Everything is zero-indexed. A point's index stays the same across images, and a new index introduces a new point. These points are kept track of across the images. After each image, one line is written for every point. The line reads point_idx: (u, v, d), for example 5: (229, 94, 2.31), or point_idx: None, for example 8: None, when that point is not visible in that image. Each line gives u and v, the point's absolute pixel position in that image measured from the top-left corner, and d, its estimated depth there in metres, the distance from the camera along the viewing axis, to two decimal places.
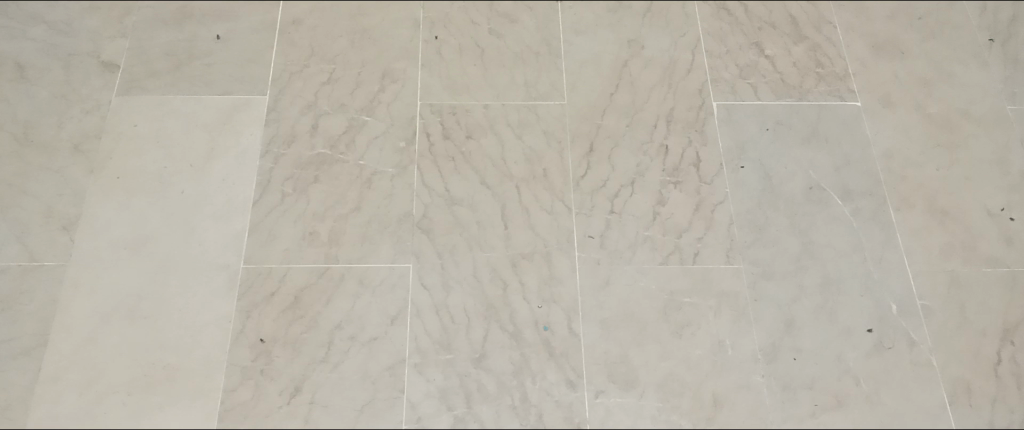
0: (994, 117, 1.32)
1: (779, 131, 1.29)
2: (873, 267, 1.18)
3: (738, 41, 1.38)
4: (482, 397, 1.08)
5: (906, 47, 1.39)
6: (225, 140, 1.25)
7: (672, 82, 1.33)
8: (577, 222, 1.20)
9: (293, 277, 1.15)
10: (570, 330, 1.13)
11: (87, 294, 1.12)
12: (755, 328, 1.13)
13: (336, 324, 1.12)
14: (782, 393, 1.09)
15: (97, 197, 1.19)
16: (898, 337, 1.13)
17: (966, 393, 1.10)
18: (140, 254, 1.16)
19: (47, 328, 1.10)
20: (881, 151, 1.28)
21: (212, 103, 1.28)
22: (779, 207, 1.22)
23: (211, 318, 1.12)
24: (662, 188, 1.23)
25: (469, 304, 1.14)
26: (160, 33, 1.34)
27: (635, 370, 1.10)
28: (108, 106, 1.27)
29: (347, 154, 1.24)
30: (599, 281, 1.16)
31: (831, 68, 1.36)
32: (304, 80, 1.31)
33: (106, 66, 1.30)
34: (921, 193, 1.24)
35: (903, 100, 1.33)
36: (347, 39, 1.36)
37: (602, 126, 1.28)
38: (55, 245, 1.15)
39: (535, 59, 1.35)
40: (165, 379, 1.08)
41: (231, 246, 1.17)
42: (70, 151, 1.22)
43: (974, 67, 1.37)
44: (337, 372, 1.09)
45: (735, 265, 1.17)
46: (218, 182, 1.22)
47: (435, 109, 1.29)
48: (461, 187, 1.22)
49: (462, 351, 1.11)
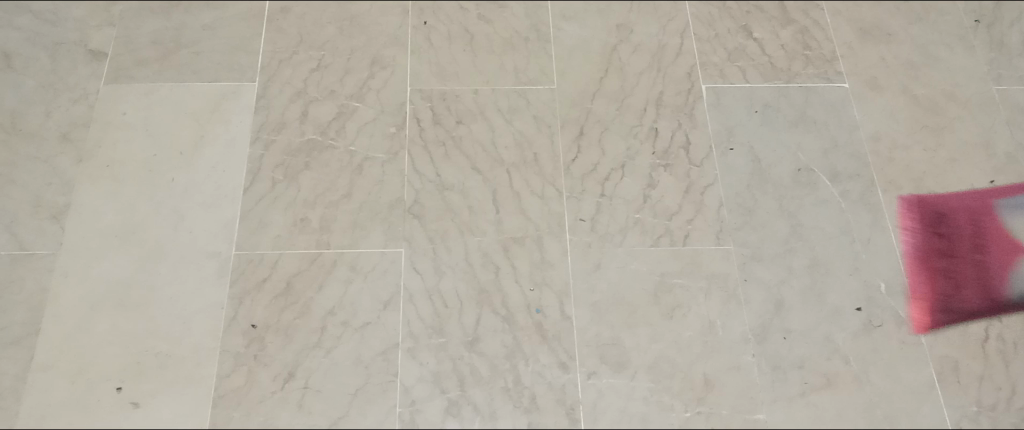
0: (980, 99, 1.33)
1: (768, 115, 1.30)
2: (861, 248, 1.19)
3: (726, 25, 1.39)
4: (474, 380, 1.09)
5: (892, 30, 1.40)
6: (214, 129, 1.25)
7: (661, 66, 1.34)
8: (568, 206, 1.21)
9: (285, 264, 1.15)
10: (561, 314, 1.13)
11: (77, 283, 1.12)
12: (745, 310, 1.14)
13: (328, 309, 1.12)
14: (772, 373, 1.10)
15: (86, 186, 1.19)
16: (886, 317, 1.14)
17: (954, 371, 1.11)
18: (130, 241, 1.16)
19: (37, 317, 1.10)
20: (868, 134, 1.29)
21: (201, 91, 1.28)
22: (768, 189, 1.23)
23: (202, 305, 1.12)
24: (652, 172, 1.24)
25: (461, 289, 1.14)
26: (147, 21, 1.34)
27: (626, 352, 1.11)
28: (95, 95, 1.26)
29: (338, 141, 1.25)
30: (590, 264, 1.17)
31: (818, 52, 1.37)
32: (293, 67, 1.31)
33: (93, 54, 1.30)
34: (908, 175, 1.25)
35: (890, 83, 1.34)
36: (336, 27, 1.35)
37: (592, 111, 1.29)
38: (45, 234, 1.15)
39: (524, 45, 1.35)
40: (157, 366, 1.08)
41: (222, 234, 1.17)
42: (58, 140, 1.22)
43: (959, 50, 1.38)
44: (330, 358, 1.09)
45: (725, 248, 1.18)
46: (209, 170, 1.22)
47: (424, 95, 1.29)
48: (452, 173, 1.22)
49: (454, 335, 1.11)
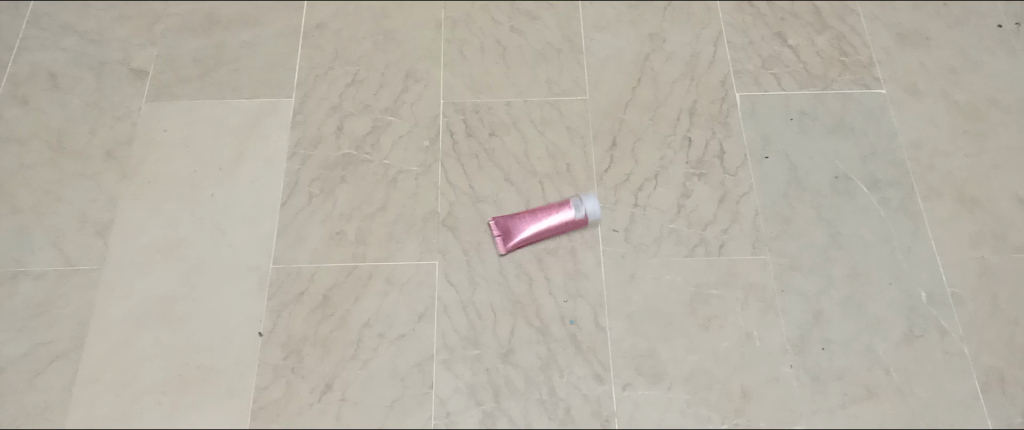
0: (1022, 103, 1.30)
1: (804, 123, 1.28)
2: (901, 257, 1.17)
3: (761, 32, 1.38)
4: (510, 393, 1.09)
5: (931, 34, 1.38)
6: (253, 144, 1.27)
7: (695, 74, 1.33)
8: (602, 217, 1.20)
9: (322, 276, 1.16)
10: (596, 325, 1.13)
11: (121, 298, 1.15)
12: (783, 320, 1.13)
13: (365, 322, 1.13)
14: (811, 384, 1.09)
15: (130, 203, 1.22)
16: (929, 327, 1.12)
17: (1000, 382, 1.08)
18: (172, 256, 1.18)
19: (83, 331, 1.12)
20: (908, 140, 1.27)
21: (240, 107, 1.30)
22: (805, 198, 1.22)
23: (242, 318, 1.13)
24: (686, 182, 1.23)
25: (495, 300, 1.15)
26: (187, 39, 1.37)
27: (662, 364, 1.10)
28: (138, 113, 1.30)
29: (373, 154, 1.26)
30: (624, 275, 1.16)
31: (856, 58, 1.35)
32: (329, 82, 1.33)
33: (135, 73, 1.33)
34: (949, 181, 1.23)
35: (930, 88, 1.32)
36: (371, 42, 1.37)
37: (625, 121, 1.28)
38: (90, 250, 1.18)
39: (557, 56, 1.35)
40: (198, 378, 1.10)
41: (260, 248, 1.19)
42: (102, 158, 1.25)
43: (1001, 54, 1.35)
44: (366, 370, 1.10)
45: (762, 257, 1.17)
46: (247, 184, 1.24)
47: (458, 108, 1.30)
48: (485, 185, 1.23)
49: (489, 348, 1.11)
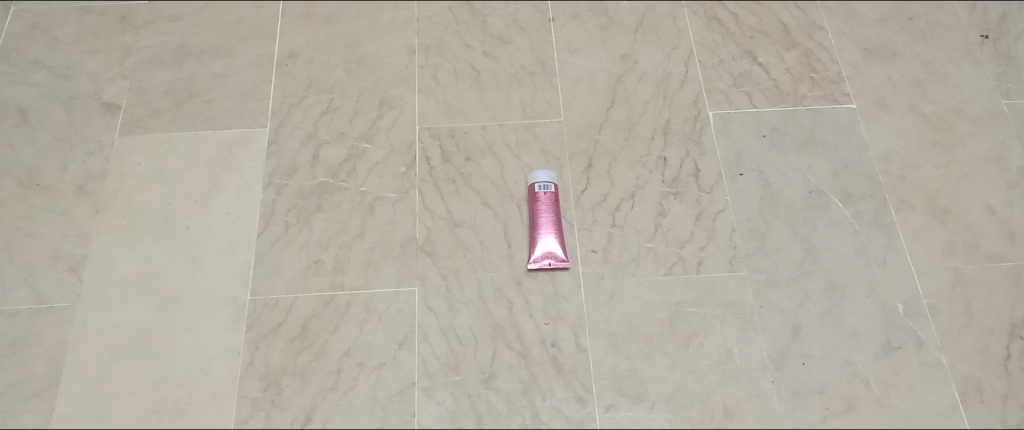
0: (989, 114, 1.32)
1: (776, 139, 1.30)
2: (876, 269, 1.18)
3: (731, 51, 1.39)
4: (492, 418, 1.08)
5: (898, 49, 1.40)
6: (227, 175, 1.26)
7: (667, 94, 1.34)
8: (579, 238, 1.21)
9: (301, 306, 1.15)
10: (577, 347, 1.13)
11: (96, 334, 1.13)
12: (762, 336, 1.13)
13: (344, 351, 1.12)
14: (793, 399, 1.09)
15: (103, 238, 1.21)
16: (906, 338, 1.13)
17: (978, 390, 1.09)
18: (147, 291, 1.17)
19: (57, 370, 1.10)
20: (879, 154, 1.28)
21: (213, 138, 1.30)
22: (780, 214, 1.23)
23: (219, 351, 1.12)
24: (662, 201, 1.24)
25: (475, 325, 1.14)
26: (158, 72, 1.36)
27: (644, 384, 1.10)
28: (110, 146, 1.29)
29: (348, 182, 1.26)
30: (604, 296, 1.16)
31: (825, 74, 1.37)
32: (303, 111, 1.32)
33: (107, 106, 1.32)
34: (921, 193, 1.24)
35: (899, 101, 1.34)
36: (344, 69, 1.37)
37: (599, 142, 1.29)
38: (63, 287, 1.16)
39: (530, 79, 1.36)
40: (176, 413, 1.08)
41: (236, 279, 1.18)
42: (74, 193, 1.24)
43: (966, 66, 1.37)
44: (346, 400, 1.09)
45: (739, 274, 1.18)
46: (222, 216, 1.23)
47: (433, 133, 1.30)
48: (462, 209, 1.23)
49: (470, 373, 1.11)
